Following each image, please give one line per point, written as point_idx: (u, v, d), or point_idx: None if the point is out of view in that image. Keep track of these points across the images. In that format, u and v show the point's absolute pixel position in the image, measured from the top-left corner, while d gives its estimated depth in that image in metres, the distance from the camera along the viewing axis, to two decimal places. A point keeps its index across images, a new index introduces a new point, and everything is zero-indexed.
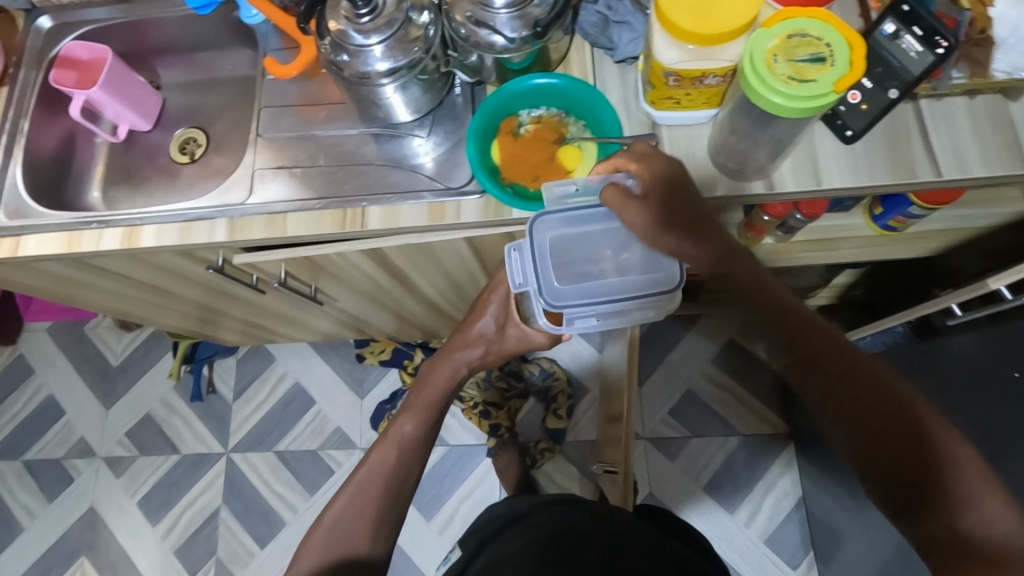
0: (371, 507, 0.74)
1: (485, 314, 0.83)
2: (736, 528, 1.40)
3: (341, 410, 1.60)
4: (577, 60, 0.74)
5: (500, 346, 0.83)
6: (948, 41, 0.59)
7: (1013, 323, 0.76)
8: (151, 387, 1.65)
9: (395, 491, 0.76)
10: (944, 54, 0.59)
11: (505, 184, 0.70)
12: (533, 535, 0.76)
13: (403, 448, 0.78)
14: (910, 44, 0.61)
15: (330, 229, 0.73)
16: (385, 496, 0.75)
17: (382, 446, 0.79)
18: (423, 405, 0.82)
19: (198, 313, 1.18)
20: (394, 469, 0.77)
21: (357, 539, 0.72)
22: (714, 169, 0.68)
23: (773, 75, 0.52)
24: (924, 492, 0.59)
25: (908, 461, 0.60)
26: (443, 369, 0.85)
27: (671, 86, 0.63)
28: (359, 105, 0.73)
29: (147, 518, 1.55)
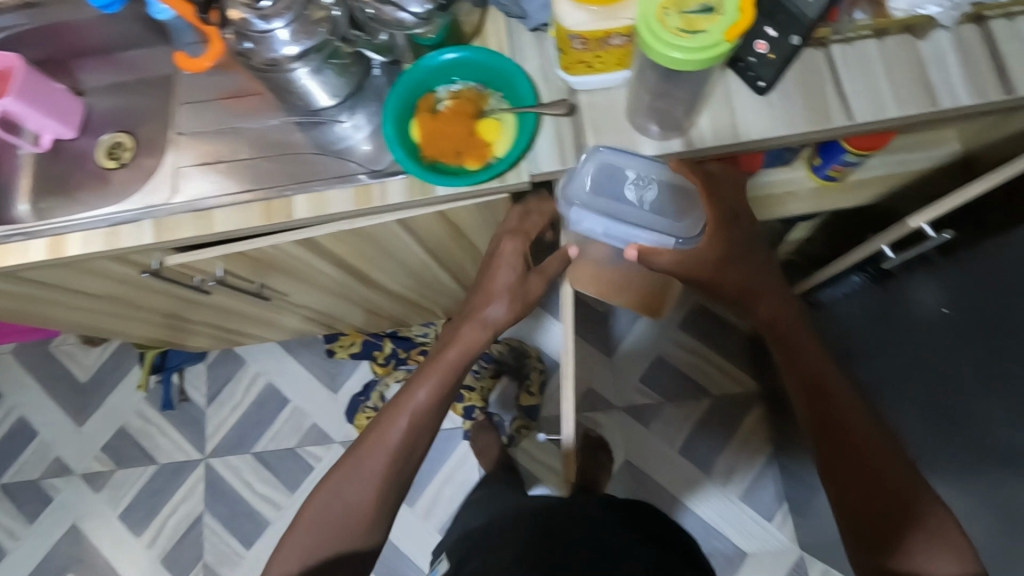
0: (370, 477, 0.76)
1: (504, 271, 0.80)
2: (714, 487, 1.43)
3: (316, 406, 1.59)
4: (493, 31, 0.73)
5: (526, 301, 0.82)
6: None
7: (978, 258, 0.77)
8: (124, 400, 1.64)
9: (391, 476, 0.77)
10: None
11: (426, 162, 0.68)
12: (518, 535, 0.77)
13: (414, 416, 0.78)
14: None
15: (257, 222, 0.72)
16: (391, 472, 0.77)
17: (394, 409, 0.79)
18: (439, 370, 0.80)
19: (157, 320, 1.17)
20: (410, 447, 0.78)
21: (359, 515, 0.76)
22: (633, 130, 0.69)
23: (665, 29, 0.51)
24: (880, 522, 0.69)
25: (888, 505, 0.68)
26: (466, 331, 0.81)
27: (577, 49, 0.62)
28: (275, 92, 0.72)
29: (132, 529, 1.55)
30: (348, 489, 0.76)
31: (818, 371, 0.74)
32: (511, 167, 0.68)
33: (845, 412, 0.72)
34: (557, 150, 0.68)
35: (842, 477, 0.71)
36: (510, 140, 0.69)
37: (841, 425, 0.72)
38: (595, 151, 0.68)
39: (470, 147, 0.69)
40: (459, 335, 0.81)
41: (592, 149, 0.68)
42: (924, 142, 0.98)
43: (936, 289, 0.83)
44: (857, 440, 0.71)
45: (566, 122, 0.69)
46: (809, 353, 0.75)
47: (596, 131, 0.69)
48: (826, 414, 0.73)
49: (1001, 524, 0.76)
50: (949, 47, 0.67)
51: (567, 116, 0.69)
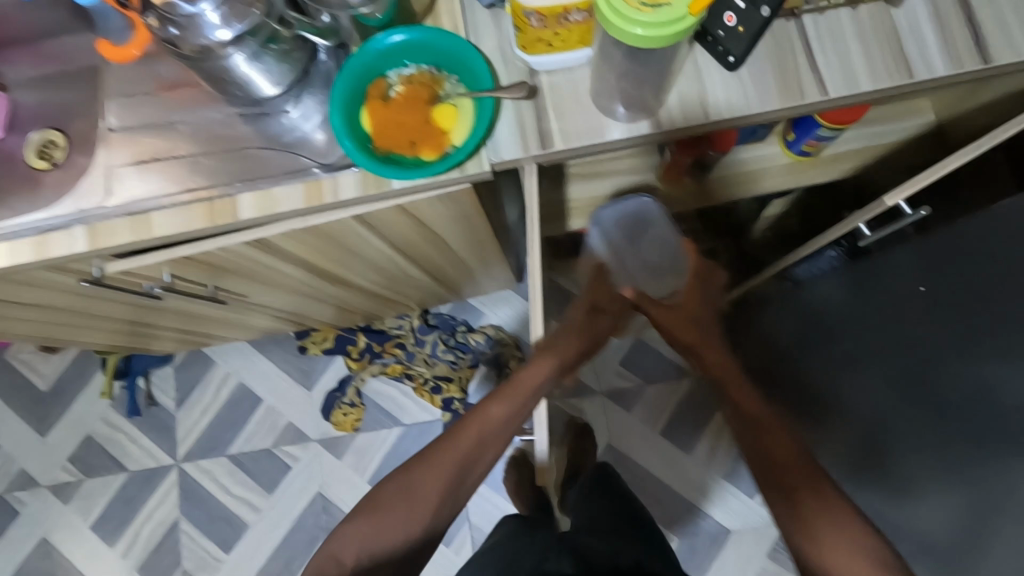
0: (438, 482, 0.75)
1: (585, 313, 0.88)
2: (696, 467, 1.43)
3: (290, 404, 1.54)
4: (446, 8, 0.68)
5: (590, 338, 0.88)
6: None
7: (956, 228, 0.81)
8: (88, 408, 1.57)
9: (457, 485, 0.77)
10: None
11: (379, 153, 0.64)
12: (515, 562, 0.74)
13: (484, 425, 0.79)
14: None
15: (200, 225, 0.67)
16: (458, 477, 0.77)
17: (467, 424, 0.79)
18: (513, 391, 0.81)
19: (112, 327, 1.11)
20: (477, 455, 0.78)
21: (411, 517, 0.74)
22: (599, 112, 0.65)
23: (626, 4, 0.47)
24: (798, 496, 0.68)
25: (799, 484, 0.69)
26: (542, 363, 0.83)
27: (535, 28, 0.58)
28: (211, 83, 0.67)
29: (104, 539, 1.51)
30: (412, 487, 0.75)
31: (731, 377, 0.80)
32: (469, 156, 0.63)
33: (757, 403, 0.76)
34: (519, 136, 0.64)
35: (758, 459, 0.72)
36: (468, 127, 0.64)
37: (750, 416, 0.75)
38: (559, 137, 0.64)
39: (425, 135, 0.64)
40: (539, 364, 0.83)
41: (557, 134, 0.64)
42: (897, 113, 0.96)
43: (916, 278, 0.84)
44: (771, 423, 0.74)
45: (528, 105, 0.65)
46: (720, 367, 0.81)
47: (559, 114, 0.65)
48: (738, 406, 0.77)
49: (968, 513, 0.80)
50: (924, 15, 0.64)
51: (528, 99, 0.64)
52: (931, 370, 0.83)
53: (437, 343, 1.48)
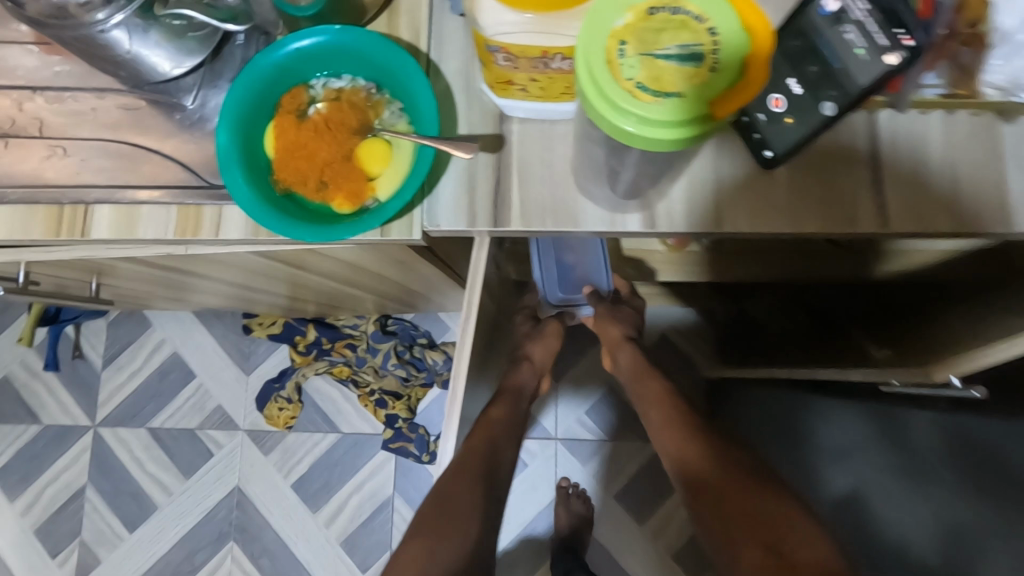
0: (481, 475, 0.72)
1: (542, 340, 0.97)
2: (642, 539, 1.30)
3: (224, 385, 1.41)
4: (408, 7, 0.51)
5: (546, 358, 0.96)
6: (914, 40, 0.42)
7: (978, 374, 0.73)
8: (8, 348, 1.45)
9: (489, 484, 0.72)
10: (903, 62, 0.42)
11: (278, 192, 0.48)
12: None
13: (491, 426, 0.79)
14: (857, 39, 0.43)
15: (42, 235, 0.52)
16: (487, 476, 0.73)
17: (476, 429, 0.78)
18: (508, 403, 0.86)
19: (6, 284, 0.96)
20: (495, 456, 0.76)
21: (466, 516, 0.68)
22: (577, 187, 0.49)
23: (615, 81, 0.34)
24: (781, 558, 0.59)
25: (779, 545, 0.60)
26: (518, 376, 0.91)
27: (503, 66, 0.42)
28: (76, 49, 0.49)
29: (4, 492, 1.40)
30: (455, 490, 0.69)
31: (694, 447, 0.75)
32: (389, 217, 0.47)
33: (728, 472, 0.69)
34: (465, 204, 0.49)
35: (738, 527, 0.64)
36: (400, 176, 0.48)
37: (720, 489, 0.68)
38: (515, 214, 0.49)
39: (341, 175, 0.48)
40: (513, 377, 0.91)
41: (515, 208, 0.49)
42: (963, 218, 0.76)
43: (927, 420, 0.74)
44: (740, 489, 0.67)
45: (485, 161, 0.49)
46: (688, 436, 0.76)
47: (524, 181, 0.49)
48: (708, 477, 0.70)
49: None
50: None
51: (489, 154, 0.49)
52: (930, 491, 0.73)
53: (388, 355, 1.32)
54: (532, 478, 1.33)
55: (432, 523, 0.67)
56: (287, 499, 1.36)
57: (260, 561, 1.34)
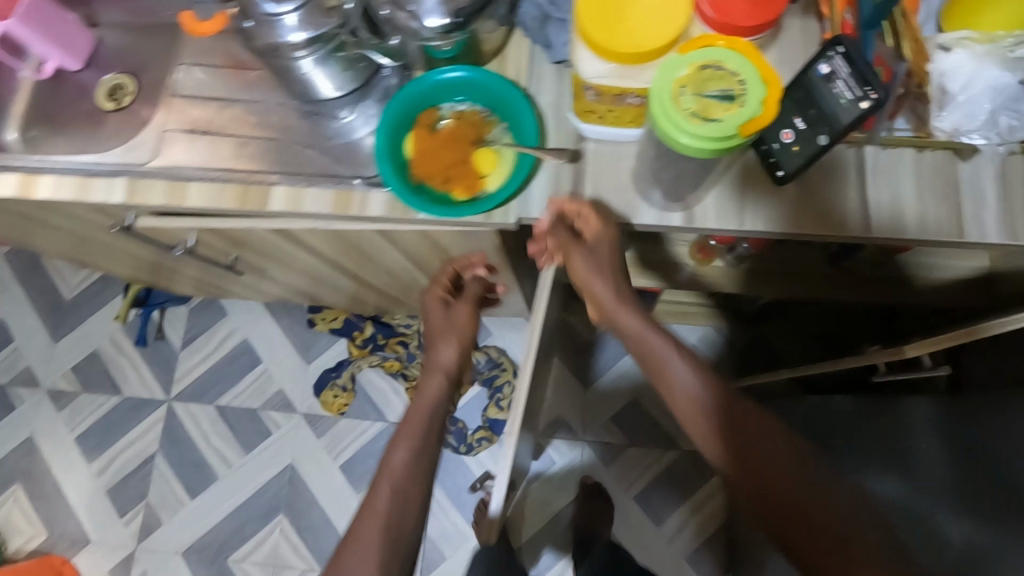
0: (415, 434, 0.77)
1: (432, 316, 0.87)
2: (658, 539, 1.40)
3: (286, 372, 1.57)
4: (514, 55, 0.69)
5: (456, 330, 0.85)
6: (878, 94, 0.52)
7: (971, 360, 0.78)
8: (101, 325, 1.64)
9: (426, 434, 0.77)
10: (873, 107, 0.52)
11: (413, 182, 0.66)
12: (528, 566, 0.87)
13: (437, 370, 0.82)
14: (843, 89, 0.54)
15: (230, 205, 0.68)
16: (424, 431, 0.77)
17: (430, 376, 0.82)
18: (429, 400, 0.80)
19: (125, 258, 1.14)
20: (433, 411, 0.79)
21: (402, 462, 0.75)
22: (635, 191, 0.65)
23: (677, 110, 0.47)
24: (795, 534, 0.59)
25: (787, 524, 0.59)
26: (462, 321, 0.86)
27: (591, 100, 0.58)
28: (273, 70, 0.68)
29: (83, 455, 1.56)
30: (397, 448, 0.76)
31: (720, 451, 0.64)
32: (498, 205, 0.65)
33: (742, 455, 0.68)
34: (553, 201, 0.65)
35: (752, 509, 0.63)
36: (505, 176, 0.66)
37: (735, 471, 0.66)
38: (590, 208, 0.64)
39: (462, 174, 0.67)
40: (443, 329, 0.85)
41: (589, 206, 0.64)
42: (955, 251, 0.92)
43: (926, 405, 0.78)
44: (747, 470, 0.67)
45: (568, 171, 0.65)
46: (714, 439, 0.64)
47: (596, 187, 0.65)
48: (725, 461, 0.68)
49: None
50: (988, 176, 0.65)
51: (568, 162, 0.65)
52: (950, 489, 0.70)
53: None
54: (558, 475, 1.44)
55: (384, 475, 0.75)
56: (335, 482, 1.49)
57: (306, 534, 1.47)
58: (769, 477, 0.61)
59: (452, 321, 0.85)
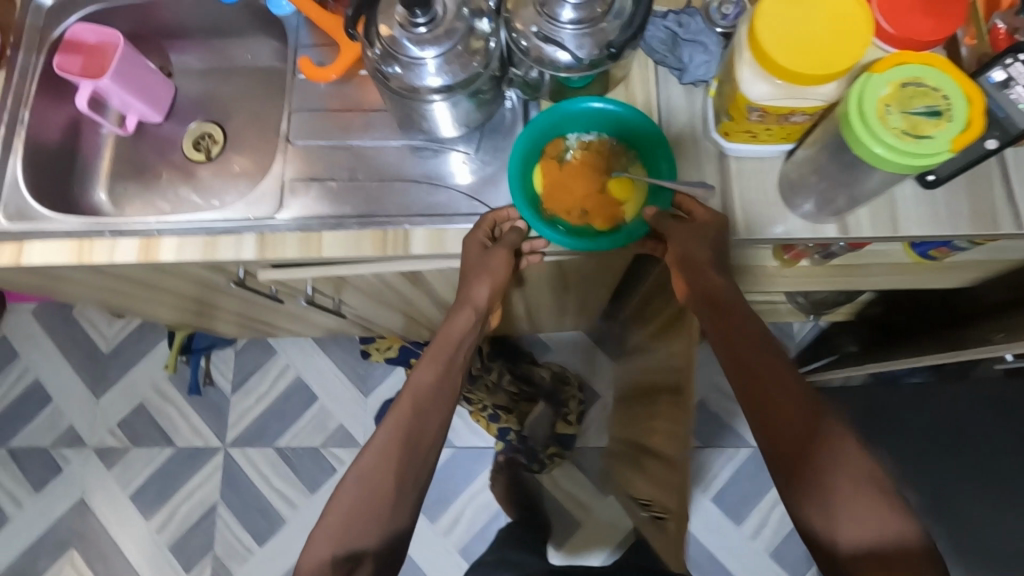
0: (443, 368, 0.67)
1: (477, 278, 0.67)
2: (741, 539, 1.40)
3: (344, 406, 1.55)
4: (639, 79, 0.69)
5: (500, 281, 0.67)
6: None
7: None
8: (144, 375, 1.59)
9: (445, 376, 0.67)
10: None
11: (547, 217, 0.66)
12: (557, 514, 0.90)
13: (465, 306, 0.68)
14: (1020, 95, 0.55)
15: (369, 252, 0.68)
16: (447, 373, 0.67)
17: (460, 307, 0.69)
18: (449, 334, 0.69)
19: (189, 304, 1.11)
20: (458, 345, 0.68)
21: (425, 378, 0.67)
22: (782, 204, 0.65)
23: (882, 127, 0.47)
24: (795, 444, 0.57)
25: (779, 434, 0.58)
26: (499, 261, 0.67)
27: (751, 121, 0.59)
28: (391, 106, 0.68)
29: (140, 511, 1.51)
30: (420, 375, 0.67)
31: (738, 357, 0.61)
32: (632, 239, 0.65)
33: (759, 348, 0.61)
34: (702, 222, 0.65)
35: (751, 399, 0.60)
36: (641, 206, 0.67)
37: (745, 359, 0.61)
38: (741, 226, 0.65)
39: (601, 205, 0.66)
40: (484, 273, 0.67)
41: (739, 224, 0.65)
42: None
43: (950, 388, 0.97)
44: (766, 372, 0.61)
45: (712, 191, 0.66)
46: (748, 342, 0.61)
47: (744, 204, 0.65)
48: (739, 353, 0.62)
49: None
50: None
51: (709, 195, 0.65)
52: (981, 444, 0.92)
53: (503, 373, 1.43)
54: None
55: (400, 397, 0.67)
56: None
57: None
58: (769, 389, 0.59)
59: (489, 262, 0.66)
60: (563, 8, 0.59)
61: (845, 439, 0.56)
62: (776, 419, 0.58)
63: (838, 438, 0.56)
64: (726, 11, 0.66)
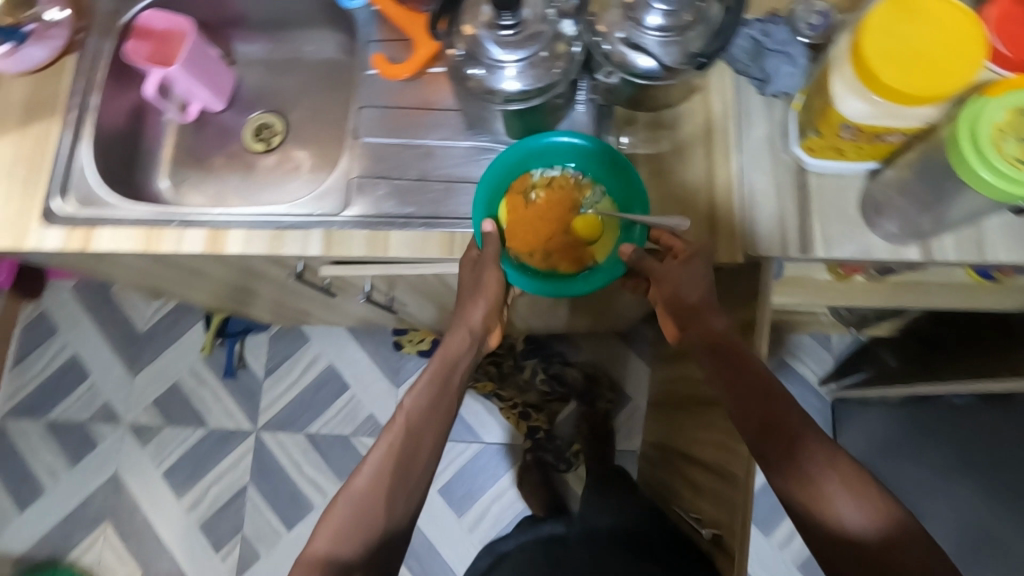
0: (434, 385, 0.64)
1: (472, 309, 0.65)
2: (770, 549, 1.39)
3: (375, 397, 1.55)
4: (717, 87, 0.67)
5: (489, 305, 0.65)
6: None
7: None
8: (179, 356, 1.60)
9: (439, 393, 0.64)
10: None
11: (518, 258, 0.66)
12: None
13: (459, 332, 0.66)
14: None
15: (436, 254, 0.67)
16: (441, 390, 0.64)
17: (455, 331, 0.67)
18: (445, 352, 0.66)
19: (233, 293, 1.11)
20: (454, 365, 0.65)
21: (427, 418, 0.63)
22: (862, 223, 0.64)
23: (998, 153, 0.47)
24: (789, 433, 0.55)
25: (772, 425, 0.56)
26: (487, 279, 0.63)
27: (842, 137, 0.57)
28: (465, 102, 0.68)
29: (173, 489, 1.53)
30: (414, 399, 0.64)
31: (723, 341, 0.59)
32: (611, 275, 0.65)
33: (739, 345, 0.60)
34: (780, 238, 0.64)
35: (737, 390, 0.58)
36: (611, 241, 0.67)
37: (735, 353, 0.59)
38: (820, 243, 0.63)
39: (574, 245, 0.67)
40: (476, 288, 0.64)
41: (818, 240, 0.63)
42: None
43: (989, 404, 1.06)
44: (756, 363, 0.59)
45: (792, 206, 0.64)
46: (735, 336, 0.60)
47: (824, 220, 0.64)
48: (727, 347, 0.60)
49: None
50: None
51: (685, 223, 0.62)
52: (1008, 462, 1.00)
53: (536, 372, 1.45)
54: None
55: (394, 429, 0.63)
56: (434, 509, 1.44)
57: (409, 561, 1.44)
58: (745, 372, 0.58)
59: (481, 281, 0.64)
60: (652, 13, 0.57)
61: (857, 476, 0.53)
62: (780, 459, 0.55)
63: (852, 475, 0.53)
64: (813, 20, 0.64)
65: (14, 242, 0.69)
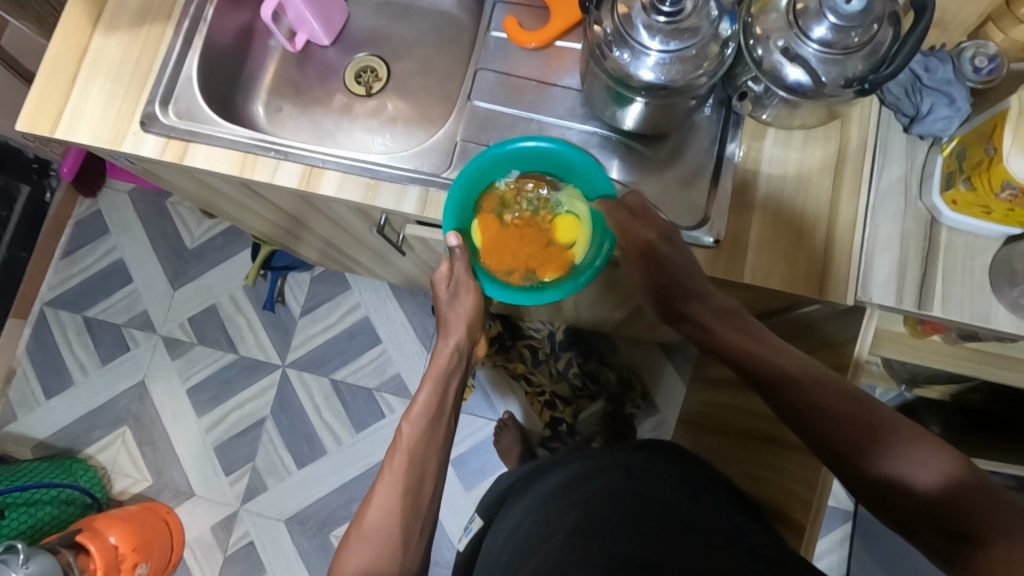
0: (431, 398, 0.68)
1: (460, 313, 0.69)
2: None
3: (404, 356, 1.55)
4: (859, 116, 0.63)
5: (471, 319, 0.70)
6: None
7: None
8: (222, 279, 1.62)
9: (436, 409, 0.68)
10: None
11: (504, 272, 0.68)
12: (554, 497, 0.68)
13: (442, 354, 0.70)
14: None
15: None
16: (436, 405, 0.68)
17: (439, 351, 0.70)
18: (434, 376, 0.69)
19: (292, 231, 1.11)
20: (447, 377, 0.69)
21: (434, 444, 0.66)
22: (987, 288, 0.60)
23: None
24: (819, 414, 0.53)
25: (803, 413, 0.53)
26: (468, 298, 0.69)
27: (998, 197, 0.54)
28: (586, 85, 0.65)
29: (195, 407, 1.56)
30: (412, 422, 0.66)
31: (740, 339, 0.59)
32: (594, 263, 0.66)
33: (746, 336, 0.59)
34: (898, 286, 0.61)
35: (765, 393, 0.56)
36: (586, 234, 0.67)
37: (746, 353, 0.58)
38: (941, 301, 0.60)
39: (623, 218, 0.62)
40: (452, 311, 0.70)
41: (939, 297, 0.60)
42: None
43: None
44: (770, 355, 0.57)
45: (915, 257, 0.61)
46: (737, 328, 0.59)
47: (947, 277, 0.61)
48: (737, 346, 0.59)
49: None
50: None
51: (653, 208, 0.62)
52: None
53: (571, 364, 1.43)
54: None
55: (405, 455, 0.64)
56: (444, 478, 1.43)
57: None
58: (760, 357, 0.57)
59: (460, 305, 0.69)
60: (819, 25, 0.53)
61: (907, 435, 0.49)
62: (832, 445, 0.52)
63: (905, 432, 0.49)
64: (979, 64, 0.60)
65: (111, 144, 0.68)
